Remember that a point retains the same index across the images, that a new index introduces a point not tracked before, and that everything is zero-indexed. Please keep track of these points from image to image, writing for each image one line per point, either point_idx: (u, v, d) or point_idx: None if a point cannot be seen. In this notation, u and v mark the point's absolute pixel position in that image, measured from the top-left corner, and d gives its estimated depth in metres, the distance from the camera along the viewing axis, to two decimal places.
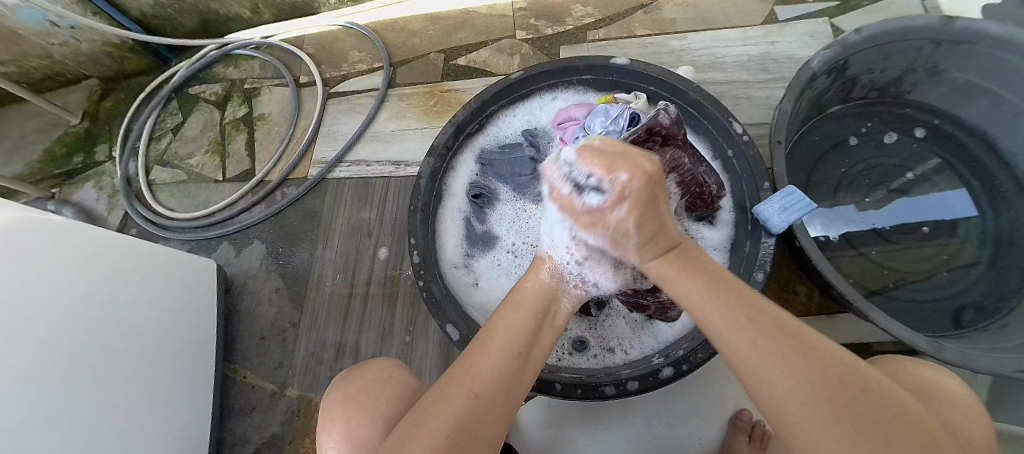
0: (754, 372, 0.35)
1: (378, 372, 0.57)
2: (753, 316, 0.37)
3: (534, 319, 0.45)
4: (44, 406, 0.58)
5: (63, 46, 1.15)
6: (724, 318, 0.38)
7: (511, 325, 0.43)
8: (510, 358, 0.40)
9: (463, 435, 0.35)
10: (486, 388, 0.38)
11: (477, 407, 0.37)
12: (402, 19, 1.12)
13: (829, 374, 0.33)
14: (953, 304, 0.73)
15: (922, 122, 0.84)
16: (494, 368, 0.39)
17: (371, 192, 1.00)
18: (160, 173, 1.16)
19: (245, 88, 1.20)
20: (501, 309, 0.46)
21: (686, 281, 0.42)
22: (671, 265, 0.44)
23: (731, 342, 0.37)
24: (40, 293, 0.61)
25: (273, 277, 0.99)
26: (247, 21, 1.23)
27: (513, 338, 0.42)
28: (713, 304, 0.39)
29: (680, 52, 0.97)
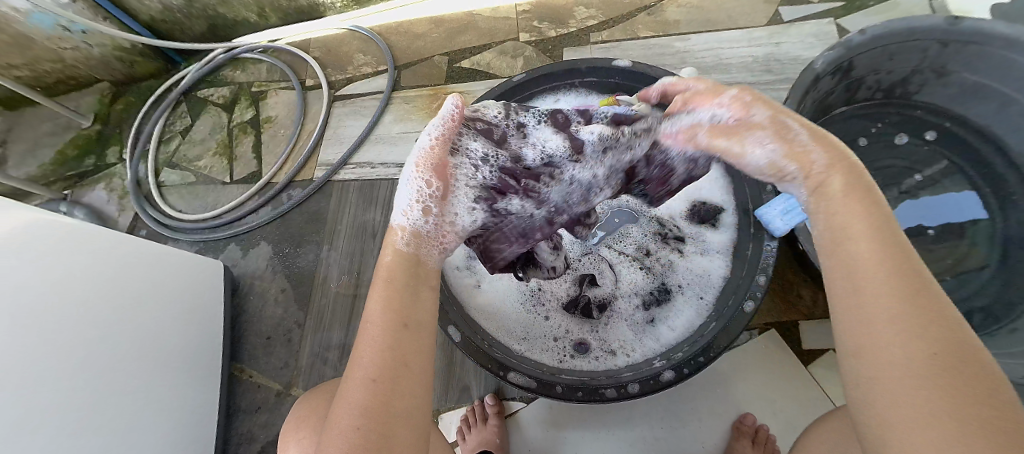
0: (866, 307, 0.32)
1: (324, 393, 0.58)
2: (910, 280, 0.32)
3: (405, 284, 0.41)
4: (49, 407, 0.59)
5: (75, 51, 1.18)
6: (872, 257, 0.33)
7: (389, 299, 0.39)
8: (390, 332, 0.37)
9: (370, 424, 0.33)
10: (380, 370, 0.35)
11: (377, 391, 0.34)
12: (407, 23, 1.13)
13: (958, 348, 0.28)
14: (962, 308, 0.73)
15: (933, 125, 0.83)
16: (376, 348, 0.36)
17: (375, 194, 1.00)
18: (169, 174, 1.18)
19: (252, 91, 1.21)
20: (374, 286, 0.41)
21: (845, 213, 0.37)
22: (839, 196, 0.38)
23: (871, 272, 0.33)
24: (45, 295, 0.62)
25: (280, 278, 1.00)
26: (254, 24, 1.24)
27: (388, 314, 0.38)
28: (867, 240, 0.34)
29: (683, 54, 0.97)
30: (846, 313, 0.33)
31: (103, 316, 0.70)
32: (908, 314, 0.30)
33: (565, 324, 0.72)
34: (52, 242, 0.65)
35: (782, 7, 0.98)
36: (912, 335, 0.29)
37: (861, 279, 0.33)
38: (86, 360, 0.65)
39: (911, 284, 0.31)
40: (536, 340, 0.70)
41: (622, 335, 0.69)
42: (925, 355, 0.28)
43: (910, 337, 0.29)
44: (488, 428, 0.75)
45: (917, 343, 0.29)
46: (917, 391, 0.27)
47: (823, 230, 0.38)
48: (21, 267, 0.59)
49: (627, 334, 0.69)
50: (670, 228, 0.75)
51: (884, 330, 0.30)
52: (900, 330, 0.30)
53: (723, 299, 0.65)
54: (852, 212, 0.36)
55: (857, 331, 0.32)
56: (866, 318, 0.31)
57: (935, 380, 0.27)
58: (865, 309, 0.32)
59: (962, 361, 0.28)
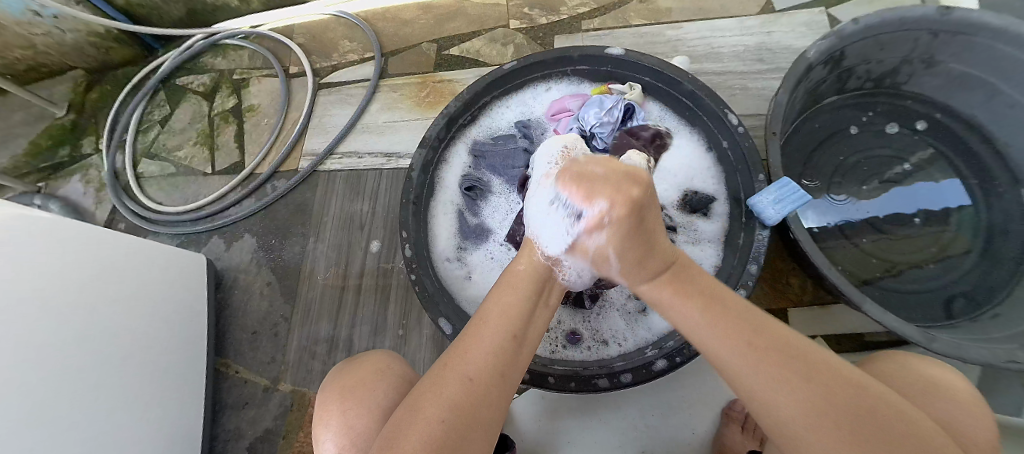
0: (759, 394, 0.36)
1: (375, 365, 0.57)
2: (753, 341, 0.37)
3: (530, 298, 0.46)
4: (26, 404, 0.57)
5: (46, 37, 1.13)
6: (728, 349, 0.38)
7: (506, 309, 0.44)
8: (505, 341, 0.41)
9: (459, 417, 0.36)
10: (480, 373, 0.38)
11: (473, 390, 0.37)
12: (394, 8, 1.10)
13: (820, 377, 0.35)
14: (945, 294, 0.74)
15: (923, 115, 0.83)
16: (493, 346, 0.40)
17: (363, 185, 0.98)
18: (148, 165, 1.14)
19: (234, 78, 1.17)
20: (492, 294, 0.47)
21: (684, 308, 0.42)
22: (665, 289, 0.44)
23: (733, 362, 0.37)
24: (20, 289, 0.59)
25: (265, 272, 0.98)
26: (235, 9, 1.20)
27: (506, 319, 0.43)
28: (710, 334, 0.39)
29: (675, 42, 0.96)
30: (740, 385, 0.37)
31: (81, 310, 0.67)
32: (783, 381, 0.35)
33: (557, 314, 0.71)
34: (28, 233, 0.62)
35: None
36: (794, 394, 0.34)
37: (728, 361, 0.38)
38: (63, 355, 0.63)
39: (755, 341, 0.37)
40: None
41: (615, 325, 0.69)
42: (813, 414, 0.33)
43: (799, 404, 0.34)
44: None
45: (806, 408, 0.34)
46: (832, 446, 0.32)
47: (678, 322, 0.43)
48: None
49: (619, 324, 0.69)
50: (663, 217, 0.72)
51: (781, 400, 0.35)
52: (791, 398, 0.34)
53: None
54: (712, 320, 0.40)
55: (752, 397, 0.36)
56: (761, 395, 0.36)
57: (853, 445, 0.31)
58: (745, 380, 0.36)
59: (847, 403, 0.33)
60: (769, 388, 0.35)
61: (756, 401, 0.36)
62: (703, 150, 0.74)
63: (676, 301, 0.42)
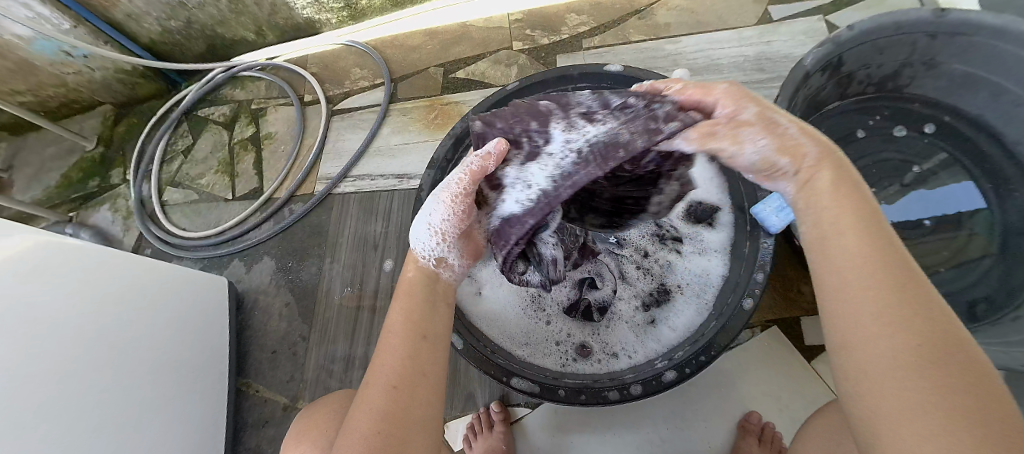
0: (847, 302, 0.35)
1: (331, 402, 0.59)
2: (886, 264, 0.34)
3: (426, 300, 0.48)
4: (53, 426, 0.59)
5: (78, 75, 1.21)
6: (855, 246, 0.36)
7: (406, 314, 0.46)
8: (413, 343, 0.43)
9: (388, 423, 0.38)
10: (401, 378, 0.40)
11: (397, 396, 0.39)
12: (402, 36, 1.15)
13: (930, 318, 0.32)
14: (964, 298, 0.73)
15: (931, 118, 0.83)
16: (395, 351, 0.42)
17: (375, 205, 1.01)
18: (172, 194, 1.20)
19: (251, 108, 1.23)
20: (394, 303, 0.48)
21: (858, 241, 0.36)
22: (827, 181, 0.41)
23: (849, 262, 0.36)
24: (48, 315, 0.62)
25: (284, 292, 1.01)
26: (252, 43, 1.27)
27: (409, 324, 0.45)
28: (855, 236, 0.37)
29: (675, 56, 0.98)
30: (836, 298, 0.36)
31: (103, 334, 0.69)
32: (887, 290, 0.33)
33: (567, 328, 0.72)
34: (54, 259, 0.65)
35: (771, 6, 0.99)
36: (892, 319, 0.32)
37: (841, 275, 0.36)
38: (91, 378, 0.66)
39: (888, 263, 0.34)
40: (539, 344, 0.71)
41: (624, 337, 0.70)
42: (906, 342, 0.31)
43: (892, 325, 0.32)
44: (493, 434, 0.75)
45: (905, 335, 0.31)
46: (902, 381, 0.30)
47: (819, 251, 0.39)
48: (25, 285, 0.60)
49: (628, 336, 0.70)
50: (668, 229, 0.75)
51: (875, 323, 0.32)
52: (891, 326, 0.32)
53: (722, 299, 0.66)
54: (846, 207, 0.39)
55: (845, 318, 0.35)
56: (862, 317, 0.33)
57: (913, 361, 0.30)
58: (850, 286, 0.35)
59: (942, 346, 0.30)
60: (869, 305, 0.33)
61: (845, 325, 0.35)
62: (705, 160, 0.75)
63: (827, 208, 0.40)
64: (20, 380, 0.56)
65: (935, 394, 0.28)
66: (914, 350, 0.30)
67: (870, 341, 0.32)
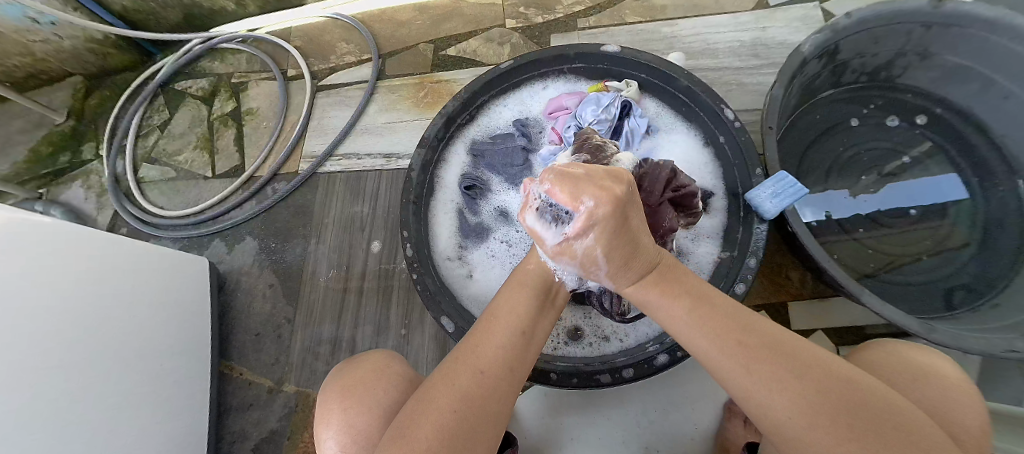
0: (734, 379, 0.36)
1: (375, 364, 0.57)
2: (740, 339, 0.37)
3: (538, 297, 0.46)
4: (27, 409, 0.57)
5: (45, 43, 1.14)
6: (711, 339, 0.38)
7: (517, 306, 0.44)
8: (515, 337, 0.42)
9: (468, 412, 0.37)
10: (491, 366, 0.39)
11: (483, 383, 0.38)
12: (391, 10, 1.11)
13: (802, 369, 0.34)
14: (944, 286, 0.74)
15: (923, 109, 0.84)
16: (504, 342, 0.41)
17: (363, 186, 0.99)
18: (149, 170, 1.15)
19: (232, 82, 1.18)
20: (502, 292, 0.48)
21: (666, 301, 0.42)
22: (652, 288, 0.42)
23: (711, 349, 0.38)
24: (17, 295, 0.58)
25: (267, 274, 0.99)
26: (232, 13, 1.20)
27: (518, 316, 0.43)
28: (698, 331, 0.39)
29: (671, 39, 0.96)
30: (726, 380, 0.37)
31: (76, 316, 0.66)
32: (756, 358, 0.35)
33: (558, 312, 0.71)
34: (30, 237, 0.62)
35: None
36: (738, 355, 0.36)
37: (684, 326, 0.40)
38: (63, 360, 0.63)
39: (744, 339, 0.37)
40: None
41: (616, 321, 0.69)
42: (758, 366, 0.35)
43: (788, 388, 0.34)
44: None
45: (753, 364, 0.35)
46: (772, 397, 0.34)
47: (662, 318, 0.42)
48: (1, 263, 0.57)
49: (620, 321, 0.69)
50: None
51: (730, 364, 0.36)
52: (751, 370, 0.35)
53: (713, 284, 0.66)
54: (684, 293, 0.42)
55: (706, 357, 0.38)
56: (733, 376, 0.36)
57: (824, 429, 0.32)
58: (733, 371, 0.36)
59: (834, 399, 0.33)
60: (720, 349, 0.37)
61: (714, 364, 0.38)
62: (700, 145, 0.75)
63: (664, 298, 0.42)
64: None
65: (803, 405, 0.33)
66: (814, 414, 0.32)
67: (780, 417, 0.34)
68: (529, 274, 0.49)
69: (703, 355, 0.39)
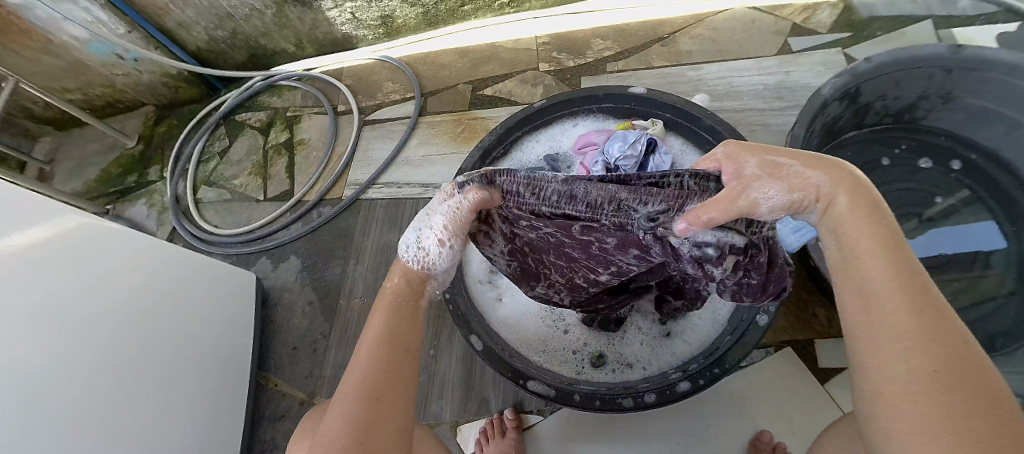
0: (874, 330, 0.31)
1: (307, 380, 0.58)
2: (913, 291, 0.31)
3: (412, 306, 0.41)
4: (81, 399, 0.63)
5: (126, 76, 1.29)
6: (879, 277, 0.32)
7: (388, 327, 0.39)
8: (381, 357, 0.37)
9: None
10: (363, 393, 0.35)
11: (363, 415, 0.34)
12: (434, 54, 1.21)
13: (960, 361, 0.29)
14: (979, 329, 0.73)
15: (958, 155, 0.84)
16: (364, 367, 0.36)
17: (400, 213, 1.06)
18: (206, 192, 1.26)
19: (287, 115, 1.30)
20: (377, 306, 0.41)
21: (859, 228, 0.35)
22: (855, 205, 0.35)
23: (881, 302, 0.32)
24: (80, 293, 0.66)
25: (307, 291, 1.05)
26: (291, 54, 1.34)
27: (391, 338, 0.38)
28: (876, 261, 0.33)
29: (696, 82, 1.01)
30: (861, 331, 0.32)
31: (131, 315, 0.73)
32: (916, 322, 0.30)
33: (584, 338, 0.74)
34: (91, 243, 0.70)
35: (791, 37, 1.02)
36: (912, 335, 0.30)
37: (867, 281, 0.33)
38: (116, 356, 0.69)
39: (914, 290, 0.31)
40: (555, 352, 0.73)
41: (639, 350, 0.72)
42: (927, 358, 0.29)
43: (930, 367, 0.28)
44: (505, 440, 0.76)
45: (917, 354, 0.29)
46: (914, 408, 0.28)
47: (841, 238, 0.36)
48: (58, 265, 0.63)
49: (643, 349, 0.72)
50: None
51: (890, 339, 0.30)
52: (905, 331, 0.30)
53: (735, 314, 0.67)
54: (878, 235, 0.34)
55: (859, 333, 0.32)
56: (879, 329, 0.31)
57: (936, 418, 0.27)
58: (886, 328, 0.31)
59: (977, 408, 0.27)
60: (897, 319, 0.30)
61: (863, 345, 0.32)
62: None
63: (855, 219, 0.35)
64: (54, 351, 0.60)
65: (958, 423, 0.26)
66: (944, 405, 0.27)
67: (896, 388, 0.29)
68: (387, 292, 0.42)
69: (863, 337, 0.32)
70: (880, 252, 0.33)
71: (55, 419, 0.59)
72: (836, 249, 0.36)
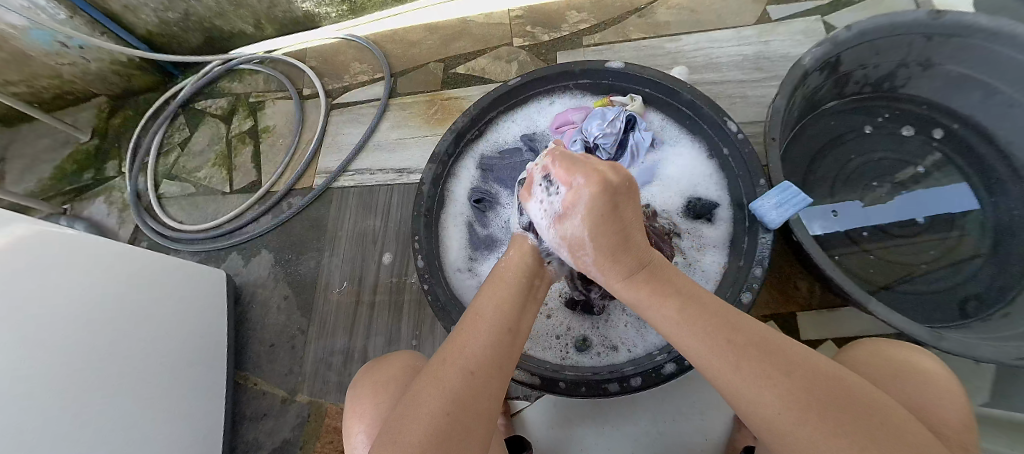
0: (743, 396, 0.39)
1: (405, 363, 0.60)
2: (731, 337, 0.41)
3: (518, 295, 0.49)
4: (53, 416, 0.59)
5: (73, 66, 1.20)
6: (705, 345, 0.41)
7: (500, 304, 0.47)
8: (498, 333, 0.44)
9: (458, 410, 0.39)
10: (479, 365, 0.42)
11: (474, 382, 0.41)
12: (402, 31, 1.15)
13: (811, 386, 0.37)
14: (956, 295, 0.74)
15: (941, 124, 0.84)
16: (486, 345, 0.43)
17: (375, 201, 1.01)
18: (169, 186, 1.19)
19: (250, 101, 1.22)
20: (481, 293, 0.50)
21: (656, 302, 0.45)
22: (641, 288, 0.47)
23: (737, 379, 0.39)
24: (38, 302, 0.61)
25: (282, 287, 1.01)
26: (250, 36, 1.26)
27: (500, 316, 0.46)
28: (695, 334, 0.42)
29: (675, 54, 0.99)
30: (741, 399, 0.39)
31: (99, 322, 0.69)
32: (762, 369, 0.38)
33: (567, 322, 0.73)
34: (48, 249, 0.65)
35: (769, 5, 0.99)
36: (770, 385, 0.37)
37: (708, 362, 0.41)
38: (85, 367, 0.65)
39: (734, 338, 0.40)
40: (539, 338, 0.72)
41: (624, 332, 0.71)
42: (796, 399, 0.36)
43: (804, 409, 0.36)
44: None
45: (773, 389, 0.37)
46: (828, 444, 0.34)
47: (654, 318, 0.46)
48: (17, 274, 0.59)
49: (628, 331, 0.71)
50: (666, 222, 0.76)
51: (763, 400, 0.37)
52: (766, 386, 0.37)
53: (720, 292, 0.67)
54: (678, 307, 0.44)
55: (744, 402, 0.39)
56: (745, 392, 0.38)
57: (840, 441, 0.34)
58: (751, 390, 0.38)
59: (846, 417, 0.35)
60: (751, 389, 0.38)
61: (750, 411, 0.39)
62: (704, 157, 0.77)
63: (652, 299, 0.46)
64: (19, 366, 0.56)
65: (842, 436, 0.34)
66: (830, 425, 0.35)
67: (799, 433, 0.36)
68: (506, 278, 0.51)
69: (740, 400, 0.39)
70: (700, 322, 0.43)
71: (29, 439, 0.55)
72: (661, 332, 0.46)
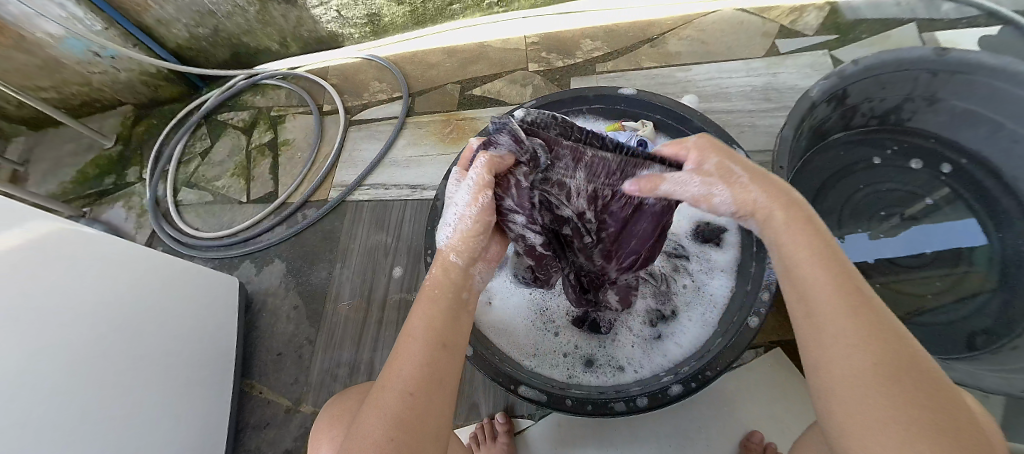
0: (820, 330, 0.34)
1: (360, 392, 0.61)
2: (843, 283, 0.35)
3: (453, 305, 0.45)
4: (61, 412, 0.60)
5: (104, 75, 1.25)
6: (812, 273, 0.36)
7: (431, 319, 0.43)
8: (428, 349, 0.41)
9: (403, 438, 0.36)
10: (416, 385, 0.39)
11: (412, 404, 0.38)
12: (421, 53, 1.20)
13: (907, 361, 0.31)
14: (964, 329, 0.74)
15: (948, 158, 0.85)
16: (417, 363, 0.40)
17: (388, 215, 1.04)
18: (187, 194, 1.22)
19: (271, 114, 1.27)
20: (415, 308, 0.45)
21: (787, 226, 0.40)
22: (777, 208, 0.41)
23: (826, 311, 0.34)
24: (57, 299, 0.63)
25: (292, 296, 1.03)
26: (275, 52, 1.31)
27: (430, 333, 0.42)
28: (806, 261, 0.37)
29: (685, 83, 1.01)
30: (811, 337, 0.35)
31: (112, 322, 0.71)
32: (857, 315, 0.33)
33: (575, 341, 0.73)
34: (69, 248, 0.67)
35: (778, 39, 1.02)
36: (858, 334, 0.32)
37: (805, 287, 0.36)
38: (95, 365, 0.66)
39: (846, 283, 0.35)
40: (547, 355, 0.72)
41: (630, 353, 0.71)
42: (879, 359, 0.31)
43: (886, 375, 0.30)
44: (496, 445, 0.76)
45: (870, 355, 0.31)
46: (892, 414, 0.29)
47: (773, 239, 0.41)
48: (38, 270, 0.61)
49: (635, 352, 0.71)
50: (675, 246, 0.78)
51: (835, 341, 0.33)
52: (849, 330, 0.33)
53: (727, 317, 0.68)
54: (809, 237, 0.39)
55: (815, 340, 0.34)
56: (824, 327, 0.34)
57: (910, 419, 0.28)
58: (833, 327, 0.33)
59: (931, 403, 0.29)
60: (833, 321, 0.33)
61: (816, 351, 0.34)
62: None
63: (787, 223, 0.40)
64: (34, 361, 0.58)
65: (920, 419, 0.28)
66: (908, 403, 0.29)
67: (863, 392, 0.30)
68: (431, 290, 0.46)
69: (811, 339, 0.35)
70: (820, 258, 0.37)
71: (35, 433, 0.56)
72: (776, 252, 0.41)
